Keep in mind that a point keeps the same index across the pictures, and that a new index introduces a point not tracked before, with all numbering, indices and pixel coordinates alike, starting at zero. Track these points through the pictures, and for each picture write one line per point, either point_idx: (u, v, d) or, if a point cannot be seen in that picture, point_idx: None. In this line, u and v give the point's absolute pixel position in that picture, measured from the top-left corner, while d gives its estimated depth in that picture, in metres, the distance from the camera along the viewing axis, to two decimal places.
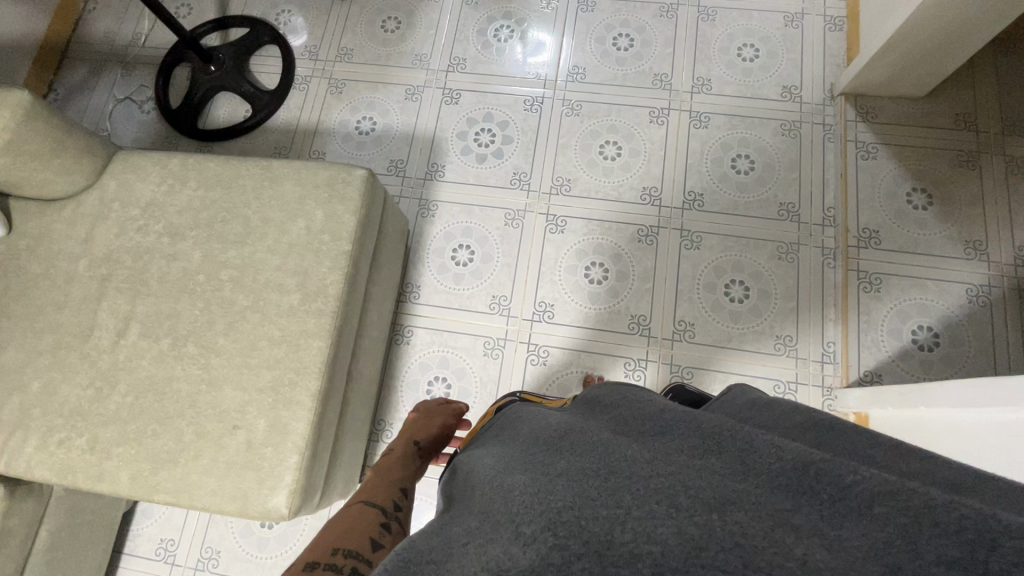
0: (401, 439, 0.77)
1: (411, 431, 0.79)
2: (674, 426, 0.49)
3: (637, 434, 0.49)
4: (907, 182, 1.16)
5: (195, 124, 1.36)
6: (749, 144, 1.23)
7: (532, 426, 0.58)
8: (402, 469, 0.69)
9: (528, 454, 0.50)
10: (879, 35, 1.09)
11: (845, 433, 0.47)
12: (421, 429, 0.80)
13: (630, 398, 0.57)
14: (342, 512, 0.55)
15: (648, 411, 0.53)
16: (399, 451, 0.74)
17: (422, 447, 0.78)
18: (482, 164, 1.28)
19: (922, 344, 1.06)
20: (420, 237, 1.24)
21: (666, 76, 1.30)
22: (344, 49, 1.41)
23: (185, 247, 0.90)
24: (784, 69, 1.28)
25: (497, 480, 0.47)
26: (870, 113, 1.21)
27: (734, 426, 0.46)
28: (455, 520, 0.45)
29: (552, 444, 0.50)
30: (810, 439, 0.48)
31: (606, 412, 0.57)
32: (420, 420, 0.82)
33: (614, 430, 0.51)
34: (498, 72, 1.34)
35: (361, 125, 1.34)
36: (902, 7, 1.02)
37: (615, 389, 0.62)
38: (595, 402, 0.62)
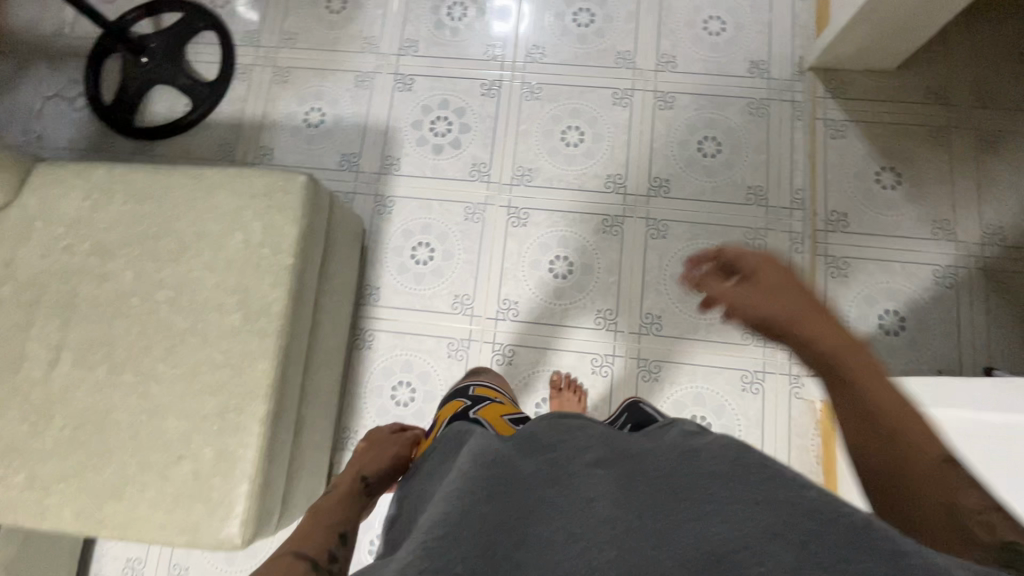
0: (350, 473, 0.79)
1: (360, 464, 0.81)
2: (606, 488, 0.46)
3: (565, 489, 0.48)
4: (876, 161, 1.12)
5: (131, 121, 1.28)
6: (715, 125, 1.19)
7: (473, 452, 0.55)
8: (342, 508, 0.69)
9: (456, 493, 0.47)
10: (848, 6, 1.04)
11: (780, 477, 0.44)
12: (368, 463, 0.81)
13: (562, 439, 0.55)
14: (272, 560, 0.55)
15: (585, 464, 0.50)
16: (345, 489, 0.75)
17: (370, 481, 0.78)
18: (439, 156, 1.21)
19: (888, 328, 1.06)
20: (377, 236, 1.19)
21: (630, 53, 1.23)
22: (287, 33, 1.31)
23: (115, 268, 0.84)
24: (752, 43, 1.22)
25: (421, 524, 0.45)
26: (840, 89, 1.17)
27: (665, 505, 0.44)
28: (373, 566, 0.44)
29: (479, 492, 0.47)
30: (741, 475, 0.44)
31: (539, 450, 0.54)
32: (368, 452, 0.83)
33: (542, 482, 0.49)
34: (453, 54, 1.26)
35: (310, 117, 1.26)
36: None
37: (550, 422, 0.59)
38: (542, 430, 0.58)
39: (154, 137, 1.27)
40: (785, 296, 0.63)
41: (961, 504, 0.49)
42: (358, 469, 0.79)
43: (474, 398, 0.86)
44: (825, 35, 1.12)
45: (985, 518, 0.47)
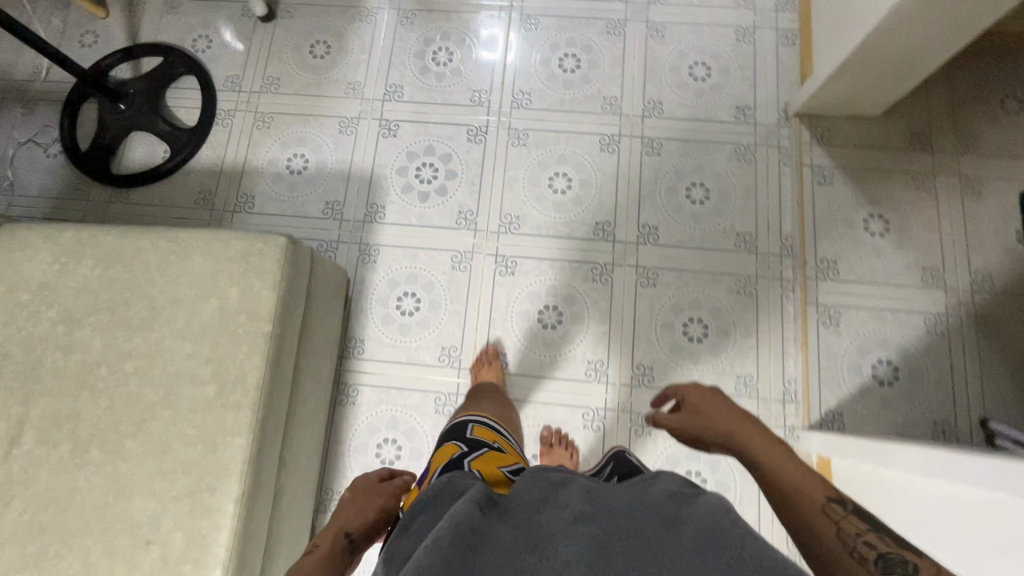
0: (331, 532, 0.73)
1: (342, 520, 0.75)
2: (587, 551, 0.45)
3: (542, 552, 0.46)
4: (864, 208, 1.12)
5: (108, 169, 1.24)
6: (703, 171, 1.18)
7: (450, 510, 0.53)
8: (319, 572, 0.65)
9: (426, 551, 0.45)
10: (832, 56, 1.05)
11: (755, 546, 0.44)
12: (352, 517, 0.75)
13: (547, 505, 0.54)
14: None
15: (565, 522, 0.49)
16: (327, 549, 0.70)
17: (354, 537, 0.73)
18: (425, 203, 1.19)
19: (882, 379, 1.04)
20: (361, 286, 1.16)
21: (616, 99, 1.23)
22: (269, 78, 1.29)
23: (83, 337, 0.80)
24: (738, 88, 1.22)
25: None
26: (825, 135, 1.17)
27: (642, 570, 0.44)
28: None
29: (458, 542, 0.46)
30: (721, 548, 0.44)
31: (520, 516, 0.52)
32: (353, 504, 0.77)
33: (519, 544, 0.47)
34: (439, 100, 1.25)
35: (292, 164, 1.23)
36: (854, 32, 0.98)
37: (537, 484, 0.58)
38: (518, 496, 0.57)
39: (131, 184, 1.23)
40: (711, 410, 0.70)
41: (844, 532, 0.52)
42: (340, 526, 0.74)
43: (470, 442, 0.79)
44: (809, 84, 1.13)
45: (864, 541, 0.51)
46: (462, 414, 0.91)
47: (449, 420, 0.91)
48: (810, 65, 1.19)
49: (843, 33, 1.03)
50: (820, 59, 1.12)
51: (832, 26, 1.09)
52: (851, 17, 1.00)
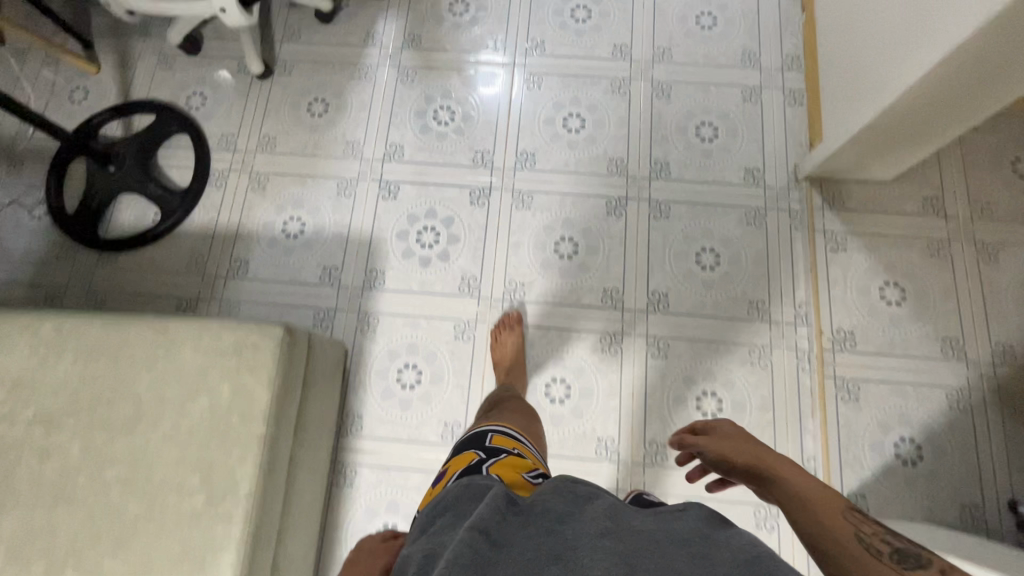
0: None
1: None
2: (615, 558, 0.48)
3: (566, 563, 0.48)
4: (879, 276, 1.09)
5: (95, 232, 1.19)
6: (713, 235, 1.15)
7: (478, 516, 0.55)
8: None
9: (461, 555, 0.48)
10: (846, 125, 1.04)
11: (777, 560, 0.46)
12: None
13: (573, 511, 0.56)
14: None
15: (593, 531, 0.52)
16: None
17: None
18: (426, 268, 1.15)
19: (906, 458, 1.00)
20: (360, 357, 1.11)
21: (622, 160, 1.20)
22: (265, 136, 1.25)
23: (61, 441, 0.75)
24: (746, 150, 1.20)
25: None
26: (837, 199, 1.14)
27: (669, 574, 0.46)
28: None
29: (478, 549, 0.49)
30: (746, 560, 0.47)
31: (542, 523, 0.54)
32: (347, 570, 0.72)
33: (542, 555, 0.49)
34: (440, 160, 1.22)
35: (289, 227, 1.19)
36: (871, 101, 0.97)
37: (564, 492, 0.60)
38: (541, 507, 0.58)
39: (119, 249, 1.18)
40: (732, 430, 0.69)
41: (861, 532, 0.51)
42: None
43: (490, 450, 0.75)
44: (826, 141, 1.10)
45: (880, 541, 0.50)
46: (484, 423, 0.85)
47: (467, 433, 0.85)
48: (828, 119, 1.14)
49: (868, 89, 0.98)
50: (844, 111, 1.08)
51: (855, 79, 1.05)
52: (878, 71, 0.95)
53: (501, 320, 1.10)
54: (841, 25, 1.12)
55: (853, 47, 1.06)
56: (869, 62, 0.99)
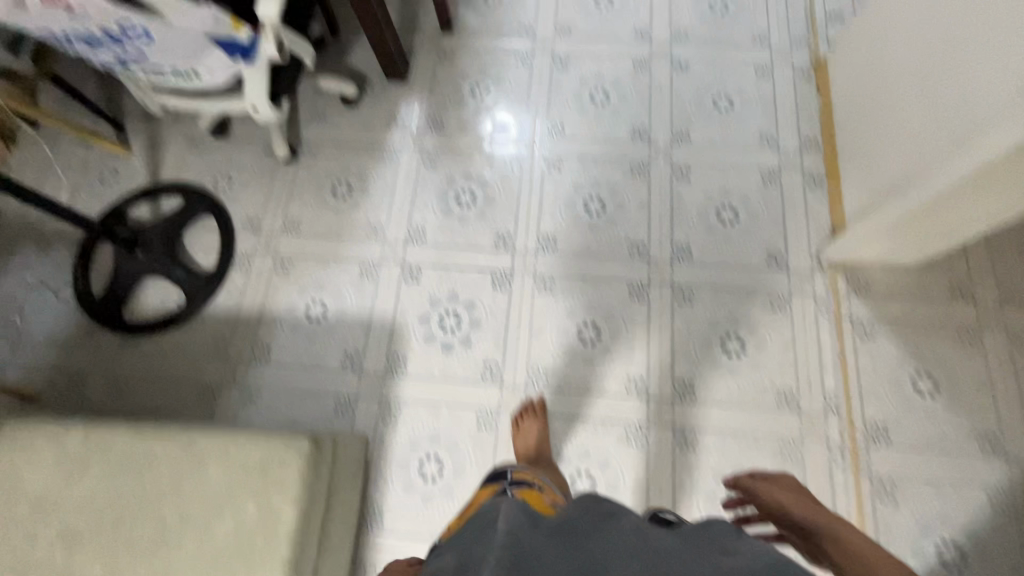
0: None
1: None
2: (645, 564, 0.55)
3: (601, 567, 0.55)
4: (910, 366, 1.07)
5: (120, 316, 1.20)
6: (738, 321, 1.14)
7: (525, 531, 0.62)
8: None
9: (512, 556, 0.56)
10: (874, 219, 1.04)
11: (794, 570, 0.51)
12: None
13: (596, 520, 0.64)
14: None
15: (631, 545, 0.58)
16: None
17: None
18: (449, 354, 1.15)
19: (949, 564, 0.96)
20: (381, 447, 1.09)
21: (644, 244, 1.21)
22: (290, 219, 1.27)
23: (83, 564, 0.73)
24: (767, 234, 1.20)
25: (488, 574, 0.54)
26: (863, 285, 1.13)
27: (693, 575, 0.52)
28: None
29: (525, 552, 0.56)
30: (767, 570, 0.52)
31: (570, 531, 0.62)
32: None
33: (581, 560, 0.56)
34: (462, 243, 1.23)
35: (311, 311, 1.19)
36: (900, 197, 0.97)
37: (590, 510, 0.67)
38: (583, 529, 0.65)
39: (143, 332, 1.19)
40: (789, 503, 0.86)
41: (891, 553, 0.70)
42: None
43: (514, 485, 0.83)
44: (876, 216, 1.04)
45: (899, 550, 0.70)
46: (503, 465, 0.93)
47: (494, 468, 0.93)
48: (875, 194, 1.09)
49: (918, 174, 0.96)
50: (897, 185, 1.02)
51: (911, 152, 1.00)
52: (948, 142, 0.90)
53: (524, 407, 1.08)
54: (885, 101, 1.10)
55: (907, 120, 1.02)
56: (932, 134, 0.95)
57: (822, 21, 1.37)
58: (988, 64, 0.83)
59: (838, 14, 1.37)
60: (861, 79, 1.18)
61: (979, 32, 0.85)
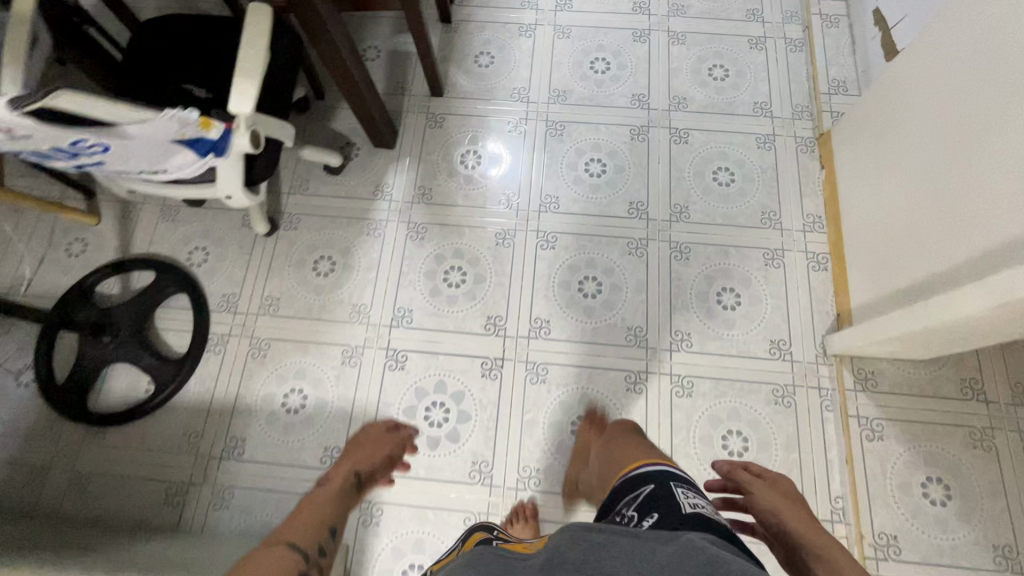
0: (352, 467, 0.91)
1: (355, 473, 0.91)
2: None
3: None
4: (921, 471, 1.02)
5: (83, 405, 1.12)
6: (739, 416, 1.09)
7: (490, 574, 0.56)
8: (335, 502, 0.84)
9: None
10: (873, 321, 0.99)
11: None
12: (363, 470, 0.92)
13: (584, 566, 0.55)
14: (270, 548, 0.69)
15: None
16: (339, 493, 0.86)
17: (362, 477, 0.91)
18: (434, 451, 1.08)
19: None
20: (361, 556, 1.02)
21: (641, 329, 1.15)
22: (268, 298, 1.20)
23: None
24: (770, 320, 1.15)
25: None
26: (869, 380, 1.08)
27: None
28: None
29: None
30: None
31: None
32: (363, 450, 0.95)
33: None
34: (450, 327, 1.17)
35: (289, 401, 1.12)
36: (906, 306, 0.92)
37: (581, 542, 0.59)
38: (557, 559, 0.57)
39: (108, 424, 1.11)
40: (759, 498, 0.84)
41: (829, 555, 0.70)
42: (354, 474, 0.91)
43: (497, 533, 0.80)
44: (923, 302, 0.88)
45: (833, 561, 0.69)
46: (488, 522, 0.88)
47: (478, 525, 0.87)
48: (912, 290, 0.95)
49: (908, 271, 0.96)
50: (948, 267, 0.87)
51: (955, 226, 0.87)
52: (999, 195, 0.78)
53: (513, 512, 1.01)
54: (905, 186, 1.01)
55: (931, 199, 0.93)
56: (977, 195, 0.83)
57: (824, 91, 1.32)
58: (1013, 140, 0.77)
59: (841, 84, 1.32)
60: (865, 163, 1.14)
61: (998, 111, 0.81)
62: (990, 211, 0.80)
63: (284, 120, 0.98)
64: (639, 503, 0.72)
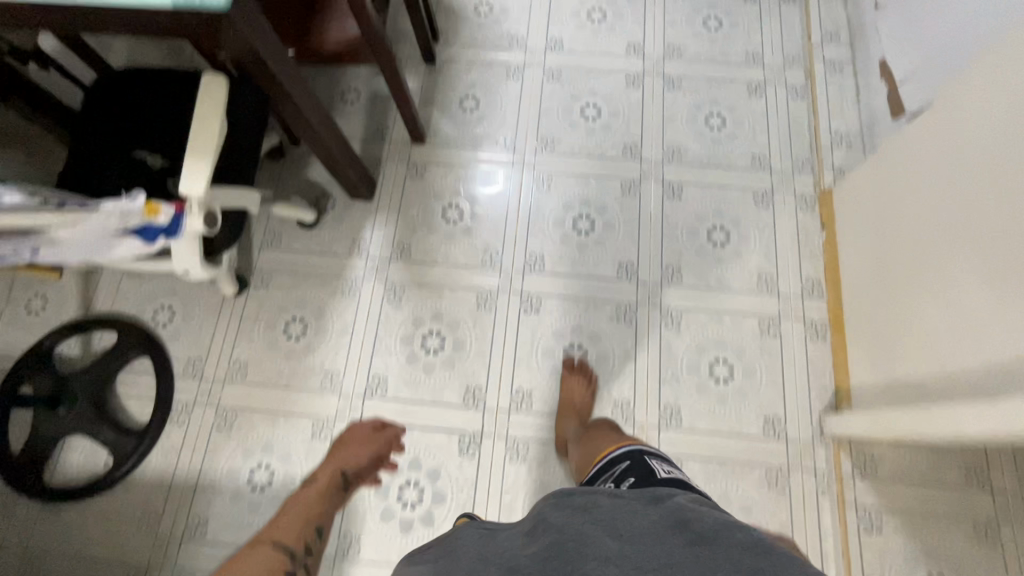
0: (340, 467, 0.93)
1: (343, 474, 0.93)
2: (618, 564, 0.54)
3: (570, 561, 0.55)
4: (921, 567, 0.96)
5: (37, 480, 1.06)
6: (730, 500, 1.03)
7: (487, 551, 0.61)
8: (320, 504, 0.88)
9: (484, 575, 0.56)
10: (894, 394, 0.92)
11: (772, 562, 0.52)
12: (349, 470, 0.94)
13: (571, 528, 0.59)
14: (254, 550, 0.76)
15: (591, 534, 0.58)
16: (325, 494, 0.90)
17: (348, 476, 0.93)
18: (407, 535, 1.02)
19: None
20: None
21: (628, 402, 1.10)
22: (236, 363, 1.14)
23: None
24: (764, 394, 1.09)
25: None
26: (868, 465, 1.02)
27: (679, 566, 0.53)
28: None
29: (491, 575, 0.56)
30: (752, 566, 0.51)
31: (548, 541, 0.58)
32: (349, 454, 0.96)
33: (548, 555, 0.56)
34: (427, 398, 1.11)
35: (255, 477, 1.07)
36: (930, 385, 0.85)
37: (564, 505, 0.64)
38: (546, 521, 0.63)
39: (63, 501, 1.05)
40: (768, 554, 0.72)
41: None
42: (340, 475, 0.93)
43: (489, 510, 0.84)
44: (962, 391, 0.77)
45: None
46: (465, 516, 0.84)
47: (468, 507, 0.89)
48: (932, 371, 0.86)
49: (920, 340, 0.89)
50: (973, 346, 0.79)
51: (976, 301, 0.79)
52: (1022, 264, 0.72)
53: None
54: (917, 255, 0.93)
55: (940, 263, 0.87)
56: (997, 266, 0.76)
57: (826, 144, 1.25)
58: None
59: (845, 137, 1.25)
60: (869, 216, 1.07)
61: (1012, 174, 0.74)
62: (1016, 282, 0.73)
63: (248, 189, 0.92)
64: (614, 475, 0.78)
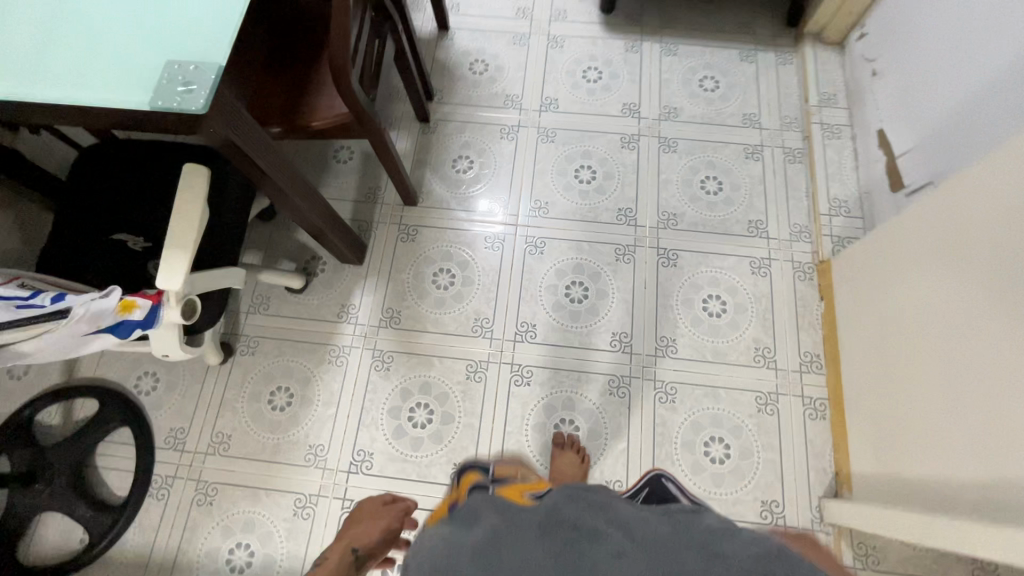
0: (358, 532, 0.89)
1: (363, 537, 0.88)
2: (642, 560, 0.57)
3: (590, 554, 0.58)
4: None
5: (8, 558, 1.02)
6: None
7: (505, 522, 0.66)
8: None
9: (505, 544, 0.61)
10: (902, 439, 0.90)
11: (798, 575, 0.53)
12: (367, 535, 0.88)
13: (586, 523, 0.62)
14: None
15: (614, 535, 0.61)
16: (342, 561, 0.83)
17: (360, 553, 0.85)
18: None
19: None
20: None
21: (620, 483, 1.06)
22: (219, 435, 1.11)
23: None
24: (762, 476, 1.05)
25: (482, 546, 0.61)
26: (869, 556, 0.98)
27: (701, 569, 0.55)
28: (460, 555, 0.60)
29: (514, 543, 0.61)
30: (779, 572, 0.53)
31: (560, 530, 0.62)
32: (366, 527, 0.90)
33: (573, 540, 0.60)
34: (414, 475, 1.07)
35: (234, 558, 1.03)
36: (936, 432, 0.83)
37: (575, 499, 0.69)
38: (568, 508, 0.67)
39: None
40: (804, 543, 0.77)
41: None
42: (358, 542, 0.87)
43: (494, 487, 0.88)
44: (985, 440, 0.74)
45: None
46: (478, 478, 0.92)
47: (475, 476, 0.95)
48: (946, 443, 0.81)
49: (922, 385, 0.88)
50: (983, 412, 0.75)
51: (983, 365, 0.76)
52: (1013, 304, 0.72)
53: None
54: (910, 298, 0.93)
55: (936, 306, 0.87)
56: (999, 328, 0.74)
57: (824, 211, 1.23)
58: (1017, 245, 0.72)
59: (843, 204, 1.23)
60: (863, 264, 1.07)
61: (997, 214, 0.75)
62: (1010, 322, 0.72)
63: (233, 268, 0.90)
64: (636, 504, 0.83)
